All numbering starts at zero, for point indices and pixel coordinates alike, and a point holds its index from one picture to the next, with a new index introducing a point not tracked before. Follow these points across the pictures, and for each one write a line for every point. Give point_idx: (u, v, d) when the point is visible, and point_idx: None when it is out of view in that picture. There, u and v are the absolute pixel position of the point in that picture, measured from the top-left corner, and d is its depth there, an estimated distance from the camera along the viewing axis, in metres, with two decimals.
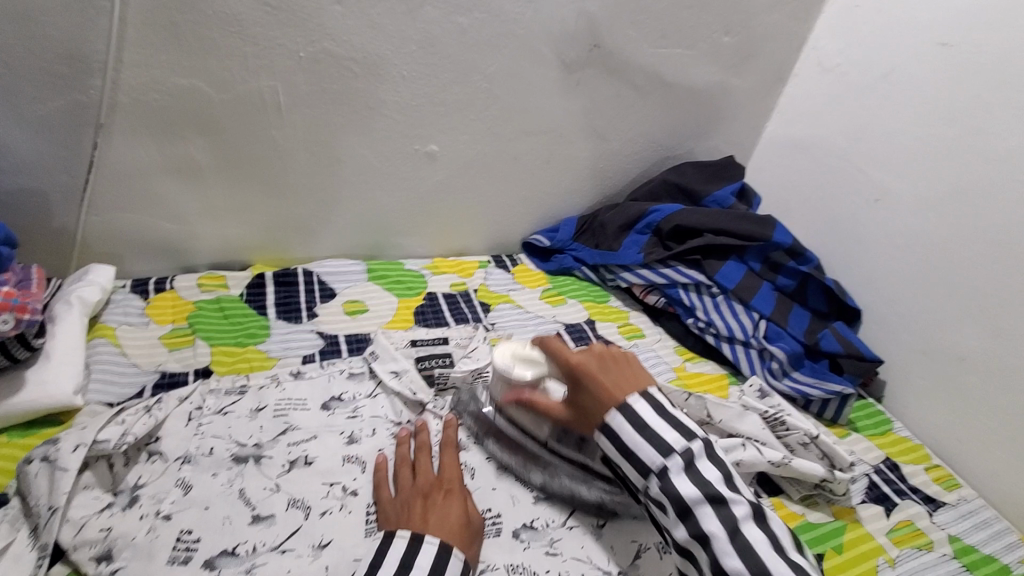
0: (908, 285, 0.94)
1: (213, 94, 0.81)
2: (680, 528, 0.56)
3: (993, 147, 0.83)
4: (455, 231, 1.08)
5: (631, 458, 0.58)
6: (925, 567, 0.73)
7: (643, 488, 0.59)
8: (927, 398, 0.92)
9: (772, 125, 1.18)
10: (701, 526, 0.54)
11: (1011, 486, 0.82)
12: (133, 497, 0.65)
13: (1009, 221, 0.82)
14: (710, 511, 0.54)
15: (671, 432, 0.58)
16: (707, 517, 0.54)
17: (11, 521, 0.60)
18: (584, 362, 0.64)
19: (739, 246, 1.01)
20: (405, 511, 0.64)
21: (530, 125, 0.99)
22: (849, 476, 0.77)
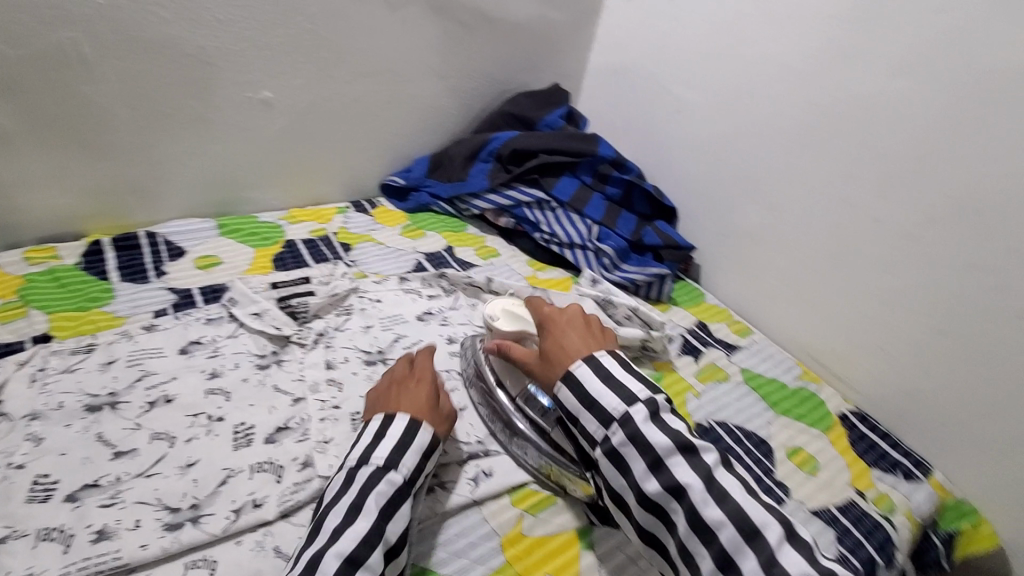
0: (715, 186, 1.05)
1: (6, 50, 0.75)
2: (651, 480, 0.56)
3: (752, 59, 0.96)
4: (305, 178, 1.09)
5: (594, 407, 0.61)
6: (725, 395, 0.84)
7: (601, 440, 0.60)
8: (735, 277, 1.05)
9: (593, 56, 1.26)
10: (676, 478, 0.55)
11: (800, 335, 0.96)
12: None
13: (775, 121, 0.95)
14: (682, 463, 0.56)
15: (636, 383, 0.62)
16: (680, 467, 0.56)
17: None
18: (560, 314, 0.71)
19: (571, 162, 1.08)
20: (381, 400, 0.65)
21: (364, 67, 1.02)
22: (664, 334, 0.88)
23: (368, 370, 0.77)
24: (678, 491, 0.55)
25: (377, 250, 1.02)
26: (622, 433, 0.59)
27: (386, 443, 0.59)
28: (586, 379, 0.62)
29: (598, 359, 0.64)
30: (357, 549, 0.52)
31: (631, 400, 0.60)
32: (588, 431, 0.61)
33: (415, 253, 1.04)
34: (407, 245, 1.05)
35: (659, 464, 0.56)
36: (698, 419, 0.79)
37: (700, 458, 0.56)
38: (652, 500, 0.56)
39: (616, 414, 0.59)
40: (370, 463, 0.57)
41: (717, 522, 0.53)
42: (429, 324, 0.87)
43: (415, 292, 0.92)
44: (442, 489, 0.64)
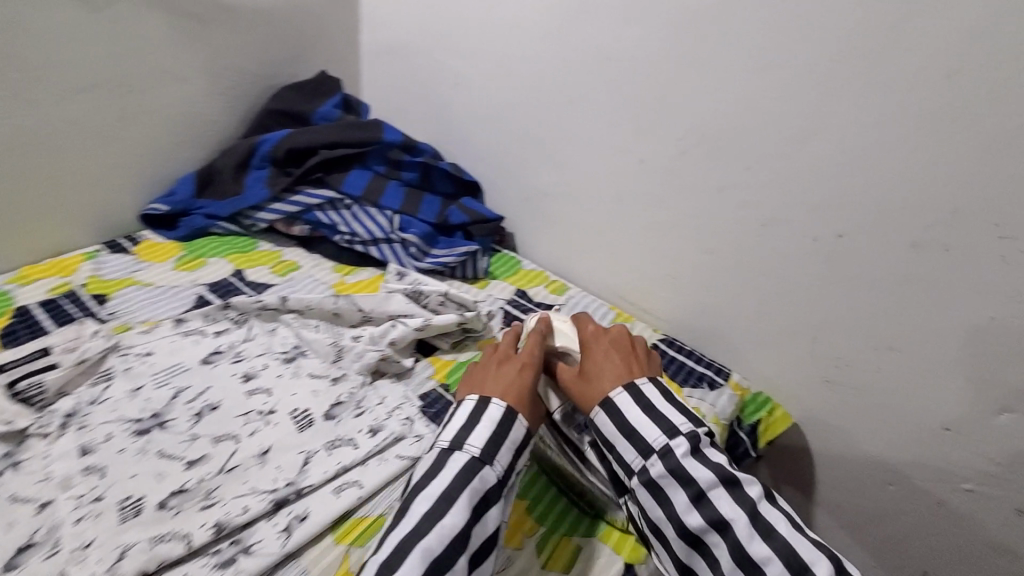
0: (508, 154, 1.05)
1: None
2: (694, 514, 0.56)
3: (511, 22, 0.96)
4: (28, 227, 0.88)
5: (634, 437, 0.60)
6: None
7: (638, 470, 0.59)
8: (544, 238, 1.07)
9: (362, 36, 1.17)
10: (718, 510, 0.55)
11: (610, 280, 1.02)
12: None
13: (545, 82, 0.96)
14: (724, 495, 0.55)
15: (677, 416, 0.61)
16: (721, 499, 0.55)
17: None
18: (606, 333, 0.70)
19: (356, 154, 1.01)
20: (482, 370, 0.68)
21: (72, 81, 0.83)
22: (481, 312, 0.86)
23: (141, 441, 0.64)
24: (721, 526, 0.55)
25: (144, 294, 0.86)
26: (660, 466, 0.58)
27: (479, 432, 0.59)
28: (626, 409, 0.61)
29: (638, 384, 0.63)
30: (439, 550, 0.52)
31: (670, 429, 0.59)
32: (626, 461, 0.60)
33: (197, 286, 0.90)
34: (184, 279, 0.91)
35: (701, 497, 0.56)
36: None
37: (742, 490, 0.56)
38: (694, 534, 0.56)
39: (656, 445, 0.58)
40: (467, 452, 0.58)
41: (763, 559, 0.52)
42: (218, 364, 0.75)
43: (197, 332, 0.79)
44: (244, 555, 0.56)
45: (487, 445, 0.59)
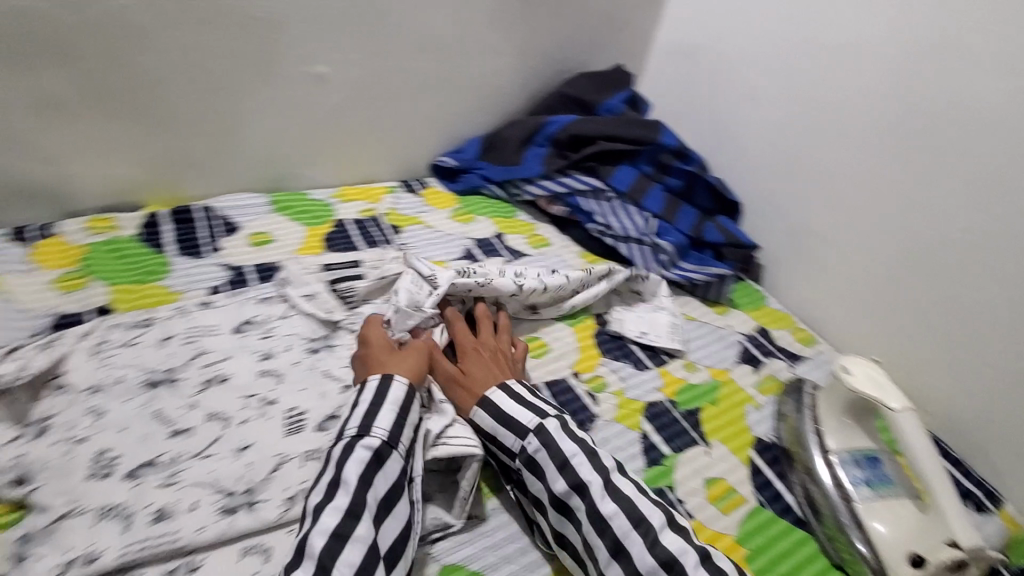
0: (785, 182, 0.99)
1: (66, 16, 0.74)
2: (560, 480, 0.58)
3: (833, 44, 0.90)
4: (357, 156, 1.06)
5: (512, 423, 0.63)
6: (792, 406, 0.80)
7: (519, 450, 0.62)
8: (799, 280, 0.99)
9: (660, 33, 1.17)
10: (580, 475, 0.58)
11: (868, 347, 0.91)
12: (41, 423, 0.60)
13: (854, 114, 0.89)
14: (584, 461, 0.58)
15: (528, 415, 0.63)
16: (584, 466, 0.58)
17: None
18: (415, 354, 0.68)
19: (631, 150, 1.02)
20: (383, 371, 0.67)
21: (421, 41, 0.98)
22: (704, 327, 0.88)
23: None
24: (581, 489, 0.57)
25: (426, 234, 1.00)
26: (536, 441, 0.61)
27: (383, 416, 0.57)
28: (500, 401, 0.65)
29: (508, 386, 0.67)
30: (338, 522, 0.50)
31: (542, 414, 0.63)
32: (507, 446, 0.63)
33: (466, 238, 1.01)
34: (457, 230, 1.02)
35: (566, 466, 0.59)
36: (758, 433, 0.76)
37: (599, 458, 0.59)
38: (560, 499, 0.58)
39: (530, 425, 0.62)
40: (341, 439, 0.55)
41: (610, 514, 0.56)
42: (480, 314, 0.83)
43: None
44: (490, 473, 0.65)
45: (392, 429, 0.57)
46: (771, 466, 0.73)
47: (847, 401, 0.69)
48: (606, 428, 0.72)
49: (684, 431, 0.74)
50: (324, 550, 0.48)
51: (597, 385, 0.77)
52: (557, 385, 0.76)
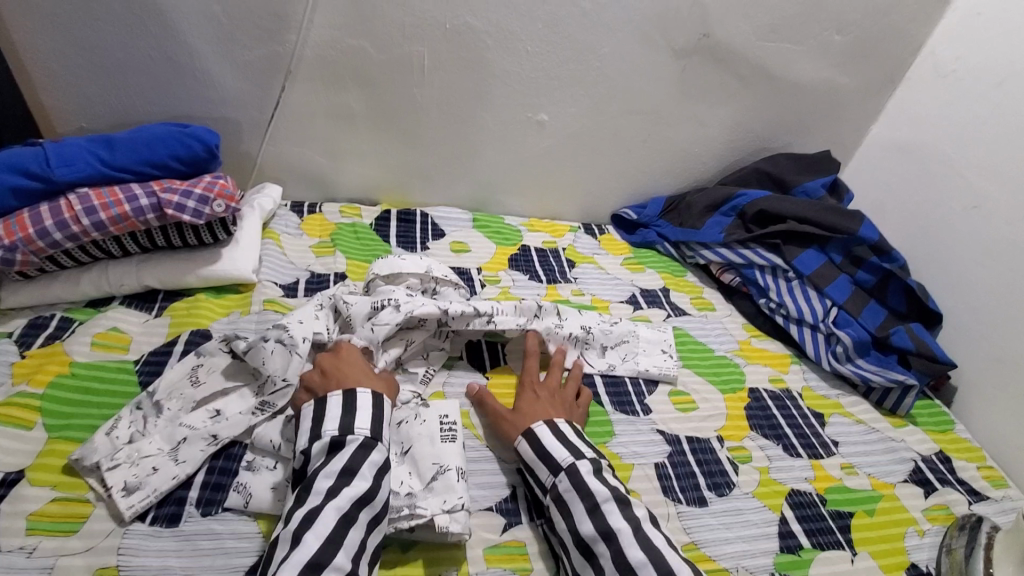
0: (1006, 305, 0.88)
1: (374, 55, 0.97)
2: (587, 522, 0.59)
3: None
4: (551, 194, 1.18)
5: (547, 458, 0.64)
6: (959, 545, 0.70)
7: (549, 487, 0.63)
8: (1002, 415, 0.87)
9: (876, 126, 1.14)
10: (609, 522, 0.58)
11: None
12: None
13: None
14: (615, 509, 0.59)
15: (563, 451, 0.64)
16: (614, 514, 0.59)
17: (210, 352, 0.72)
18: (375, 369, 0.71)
19: (823, 236, 1.00)
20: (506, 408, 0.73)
21: (634, 105, 1.07)
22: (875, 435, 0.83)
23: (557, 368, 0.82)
24: (609, 535, 0.58)
25: (597, 274, 1.07)
26: (567, 481, 0.62)
27: (364, 418, 0.63)
28: (543, 437, 0.66)
29: (555, 422, 0.68)
30: (350, 506, 0.56)
31: (578, 455, 0.64)
32: (540, 479, 0.64)
33: (633, 286, 1.06)
34: (626, 276, 1.08)
35: (596, 509, 0.60)
36: (916, 559, 0.68)
37: (631, 507, 0.60)
38: (585, 542, 0.59)
39: (563, 464, 0.63)
40: (326, 435, 0.60)
41: (637, 562, 0.55)
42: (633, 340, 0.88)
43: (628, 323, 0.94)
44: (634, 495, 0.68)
45: (376, 425, 0.63)
46: None
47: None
48: (742, 498, 0.71)
49: (829, 530, 0.70)
50: (334, 529, 0.54)
51: (741, 456, 0.76)
52: (699, 442, 0.77)
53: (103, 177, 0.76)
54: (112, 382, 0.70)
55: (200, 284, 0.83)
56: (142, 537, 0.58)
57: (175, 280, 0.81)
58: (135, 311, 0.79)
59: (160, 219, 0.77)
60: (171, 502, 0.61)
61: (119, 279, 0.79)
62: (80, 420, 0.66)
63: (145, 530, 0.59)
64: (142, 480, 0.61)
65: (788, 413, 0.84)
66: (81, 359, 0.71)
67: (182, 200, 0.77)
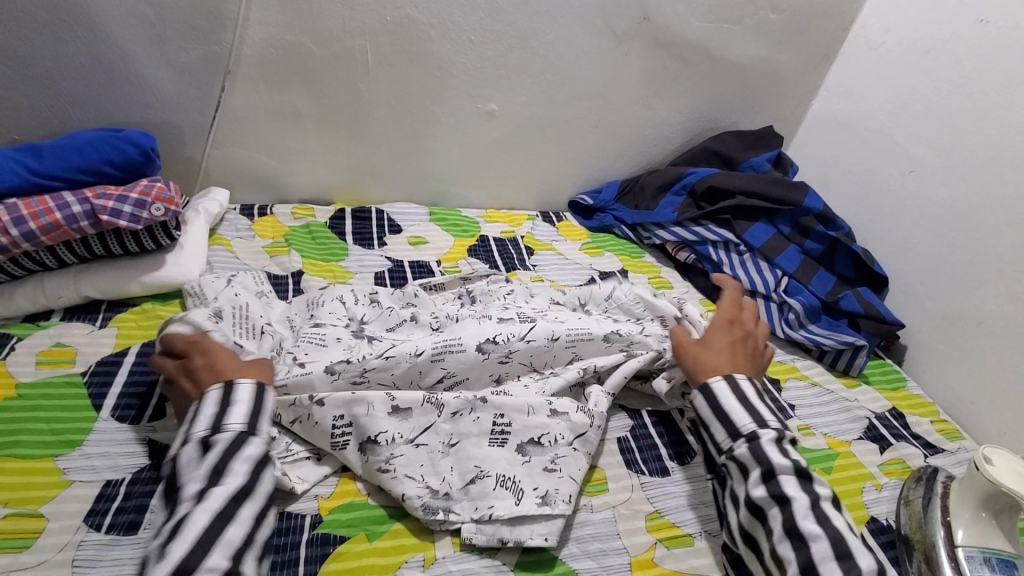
0: (944, 262, 0.92)
1: (316, 50, 0.96)
2: (759, 487, 0.58)
3: (1014, 121, 0.84)
4: (507, 184, 1.18)
5: (724, 419, 0.63)
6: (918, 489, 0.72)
7: (726, 449, 0.62)
8: (948, 365, 0.91)
9: (816, 101, 1.18)
10: (782, 489, 0.56)
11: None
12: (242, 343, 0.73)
13: None
14: (793, 479, 0.57)
15: (743, 416, 0.62)
16: (788, 483, 0.56)
17: None
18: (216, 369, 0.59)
19: (770, 209, 1.02)
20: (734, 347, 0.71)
21: (582, 91, 1.08)
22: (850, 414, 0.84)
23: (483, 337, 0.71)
24: (782, 501, 0.56)
25: (556, 260, 1.07)
26: (746, 448, 0.60)
27: (238, 409, 0.55)
28: (723, 395, 0.64)
29: (734, 378, 0.66)
30: (223, 504, 0.49)
31: (760, 422, 0.61)
32: (715, 439, 0.63)
33: (591, 269, 1.06)
34: (585, 260, 1.08)
35: (772, 476, 0.57)
36: (875, 513, 0.70)
37: (811, 482, 0.57)
38: (757, 505, 0.57)
39: (744, 429, 0.61)
40: (225, 432, 0.53)
41: (812, 535, 0.53)
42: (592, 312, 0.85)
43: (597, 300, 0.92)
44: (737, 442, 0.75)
45: (253, 417, 0.56)
46: (886, 550, 0.67)
47: (982, 493, 0.64)
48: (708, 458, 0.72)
49: None
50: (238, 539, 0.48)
51: None
52: (661, 415, 0.77)
53: (31, 186, 0.73)
54: (61, 397, 0.66)
55: (143, 292, 0.80)
56: (96, 548, 0.54)
57: (115, 289, 0.78)
58: (77, 323, 0.75)
59: (95, 226, 0.74)
60: (130, 510, 0.57)
61: (56, 291, 0.75)
62: (29, 436, 0.62)
63: (101, 540, 0.55)
64: (125, 475, 0.60)
65: None
66: (26, 380, 0.67)
67: (117, 205, 0.74)
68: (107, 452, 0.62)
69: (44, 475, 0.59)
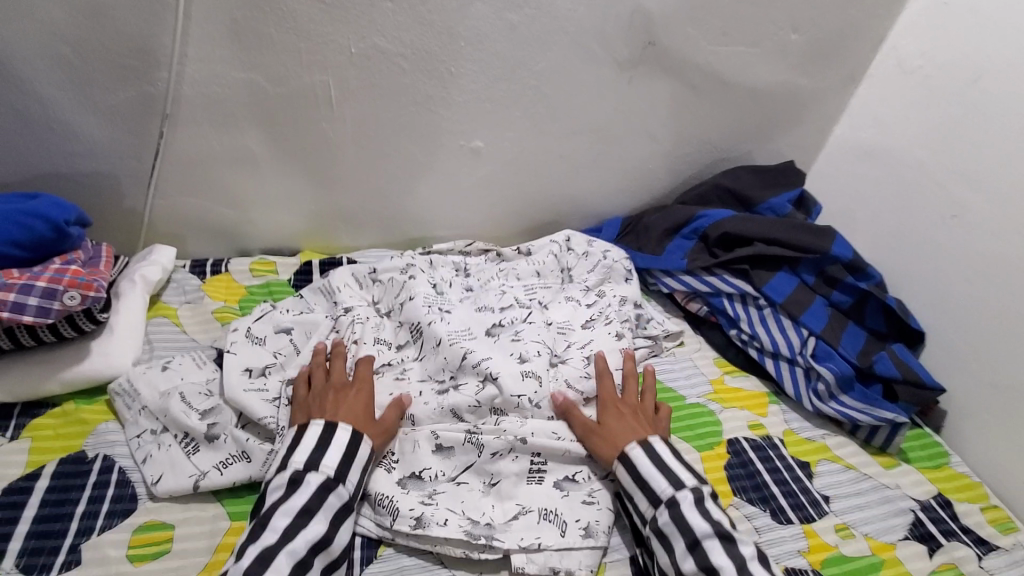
0: (991, 322, 0.81)
1: (270, 88, 0.82)
2: (688, 559, 0.58)
3: None
4: (495, 224, 1.06)
5: (645, 488, 0.64)
6: None
7: (650, 518, 0.63)
8: (993, 437, 0.81)
9: (840, 127, 1.06)
10: (712, 560, 0.57)
11: None
12: (195, 438, 0.65)
13: None
14: (719, 546, 0.57)
15: (674, 472, 0.64)
16: (716, 551, 0.57)
17: (89, 485, 0.61)
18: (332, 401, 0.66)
19: (793, 257, 0.90)
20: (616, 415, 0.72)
21: (579, 124, 0.95)
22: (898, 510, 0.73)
23: (489, 369, 0.74)
24: (711, 573, 0.57)
25: None
26: (666, 514, 0.61)
27: (302, 445, 0.61)
28: (640, 463, 0.65)
29: (649, 443, 0.67)
30: (305, 549, 0.55)
31: (677, 484, 0.63)
32: (639, 508, 0.64)
33: None
34: None
35: (697, 546, 0.58)
36: None
37: (735, 545, 0.57)
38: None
39: (663, 496, 0.62)
40: (287, 469, 0.59)
41: None
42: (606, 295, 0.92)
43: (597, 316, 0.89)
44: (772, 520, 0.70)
45: (319, 452, 0.61)
46: None
47: None
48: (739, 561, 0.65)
49: None
50: (290, 569, 0.54)
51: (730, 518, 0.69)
52: None
53: None
54: None
55: (67, 390, 0.68)
56: None
57: (31, 390, 0.66)
58: None
59: None
60: None
61: None
62: None
63: None
64: None
65: (772, 467, 0.76)
66: None
67: (20, 298, 0.61)
68: None
69: None
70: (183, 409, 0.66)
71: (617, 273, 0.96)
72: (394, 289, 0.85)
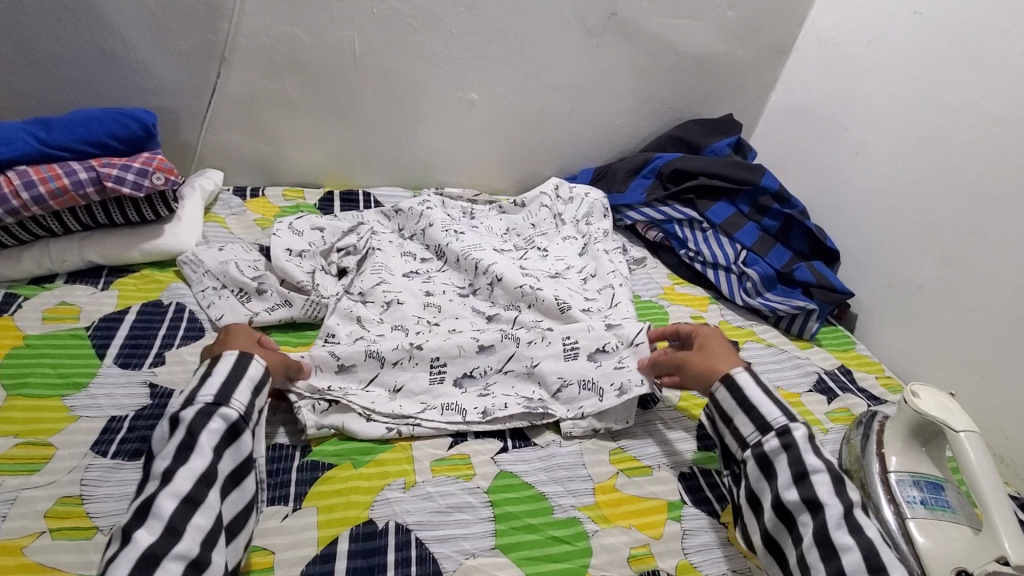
0: (887, 234, 1.01)
1: (307, 41, 1.02)
2: (792, 490, 0.57)
3: (945, 101, 0.93)
4: (487, 170, 1.26)
5: (752, 412, 0.63)
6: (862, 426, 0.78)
7: (753, 443, 0.62)
8: (892, 327, 1.00)
9: (775, 94, 1.27)
10: (815, 493, 0.56)
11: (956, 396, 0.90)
12: (247, 292, 0.83)
13: (957, 168, 0.91)
14: (828, 481, 0.56)
15: (774, 411, 0.62)
16: (822, 485, 0.56)
17: (166, 317, 0.79)
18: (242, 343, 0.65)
19: (730, 189, 1.10)
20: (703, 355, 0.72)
21: (556, 82, 1.16)
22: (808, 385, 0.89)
23: (496, 272, 0.89)
24: (814, 507, 0.55)
25: None
26: (775, 441, 0.60)
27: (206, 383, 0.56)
28: (747, 387, 0.64)
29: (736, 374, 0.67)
30: (191, 486, 0.50)
31: (790, 417, 0.61)
32: (743, 435, 0.63)
33: None
34: None
35: (804, 478, 0.57)
36: None
37: (846, 487, 0.56)
38: (787, 509, 0.57)
39: (775, 424, 0.61)
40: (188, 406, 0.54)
41: (844, 545, 0.52)
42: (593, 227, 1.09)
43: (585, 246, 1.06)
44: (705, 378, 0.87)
45: (221, 387, 0.56)
46: None
47: (913, 421, 0.70)
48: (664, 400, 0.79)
49: None
50: (174, 513, 0.49)
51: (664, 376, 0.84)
52: None
53: (41, 155, 0.78)
54: (67, 347, 0.71)
55: (143, 259, 0.85)
56: (103, 469, 0.59)
57: (118, 255, 0.84)
58: (81, 285, 0.81)
59: (100, 192, 0.80)
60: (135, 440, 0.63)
61: (61, 254, 0.81)
62: (37, 380, 0.67)
63: (108, 463, 0.60)
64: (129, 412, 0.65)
65: None
66: (34, 332, 0.72)
67: (120, 173, 0.79)
68: (111, 393, 0.67)
69: (53, 411, 0.64)
70: (238, 272, 0.84)
71: (597, 209, 1.12)
72: (415, 218, 1.00)
